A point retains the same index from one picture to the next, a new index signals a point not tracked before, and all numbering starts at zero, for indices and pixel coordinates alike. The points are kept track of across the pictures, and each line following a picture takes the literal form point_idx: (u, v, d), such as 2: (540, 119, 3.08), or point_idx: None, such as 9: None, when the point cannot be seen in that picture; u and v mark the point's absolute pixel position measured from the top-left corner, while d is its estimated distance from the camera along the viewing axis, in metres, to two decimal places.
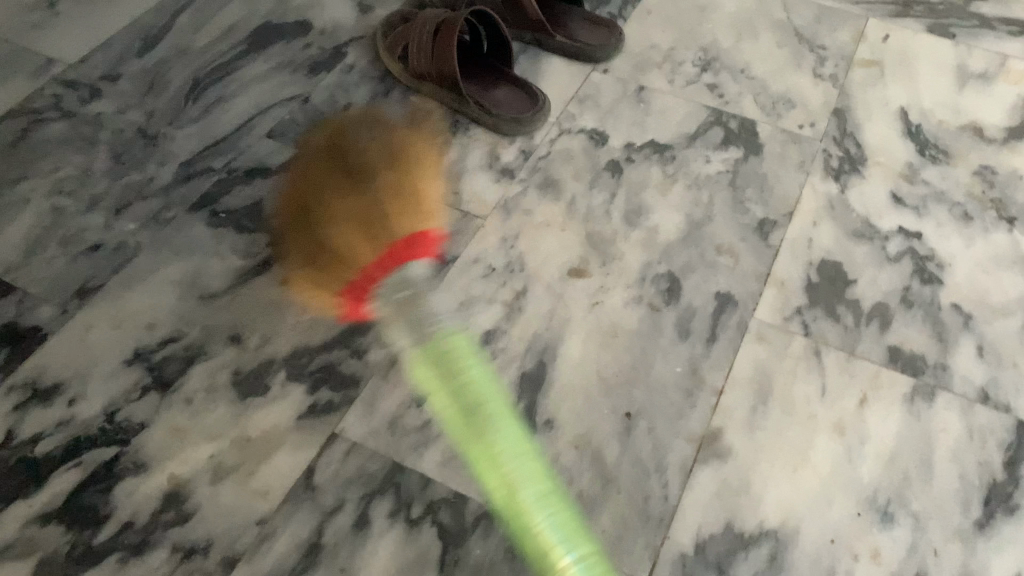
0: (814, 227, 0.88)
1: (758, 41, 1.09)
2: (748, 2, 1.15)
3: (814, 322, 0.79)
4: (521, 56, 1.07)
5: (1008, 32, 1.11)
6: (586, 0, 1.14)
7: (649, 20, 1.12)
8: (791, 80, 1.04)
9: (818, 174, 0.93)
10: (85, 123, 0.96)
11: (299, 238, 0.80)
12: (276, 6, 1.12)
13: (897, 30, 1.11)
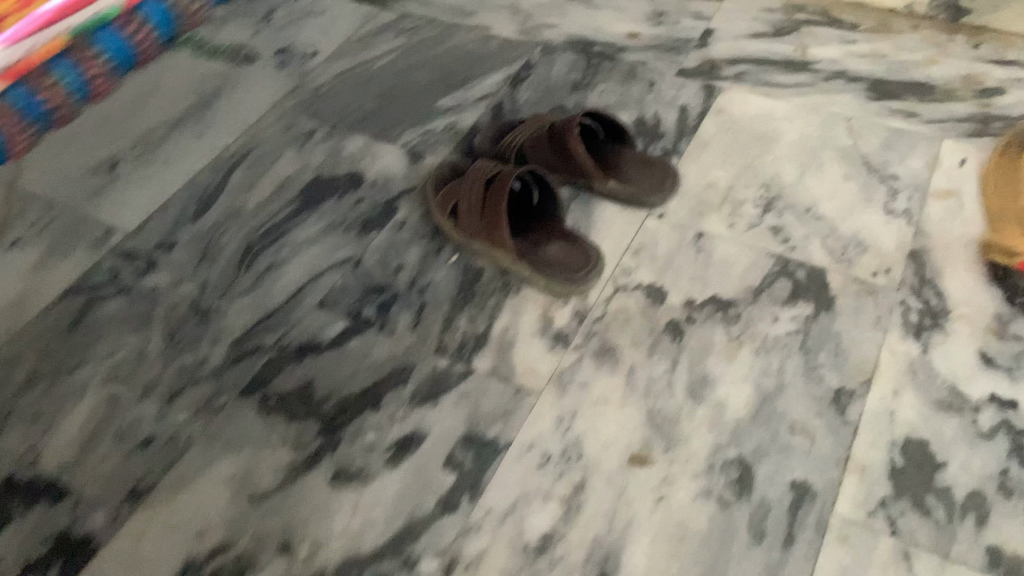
0: (897, 403, 0.81)
1: (824, 173, 1.03)
2: (811, 128, 1.09)
3: (904, 523, 0.72)
4: (574, 200, 1.04)
5: None
6: (639, 135, 1.10)
7: (706, 155, 1.07)
8: (861, 217, 0.98)
9: (899, 335, 0.86)
10: (143, 299, 0.96)
11: None
12: (327, 157, 1.12)
13: (975, 154, 1.04)
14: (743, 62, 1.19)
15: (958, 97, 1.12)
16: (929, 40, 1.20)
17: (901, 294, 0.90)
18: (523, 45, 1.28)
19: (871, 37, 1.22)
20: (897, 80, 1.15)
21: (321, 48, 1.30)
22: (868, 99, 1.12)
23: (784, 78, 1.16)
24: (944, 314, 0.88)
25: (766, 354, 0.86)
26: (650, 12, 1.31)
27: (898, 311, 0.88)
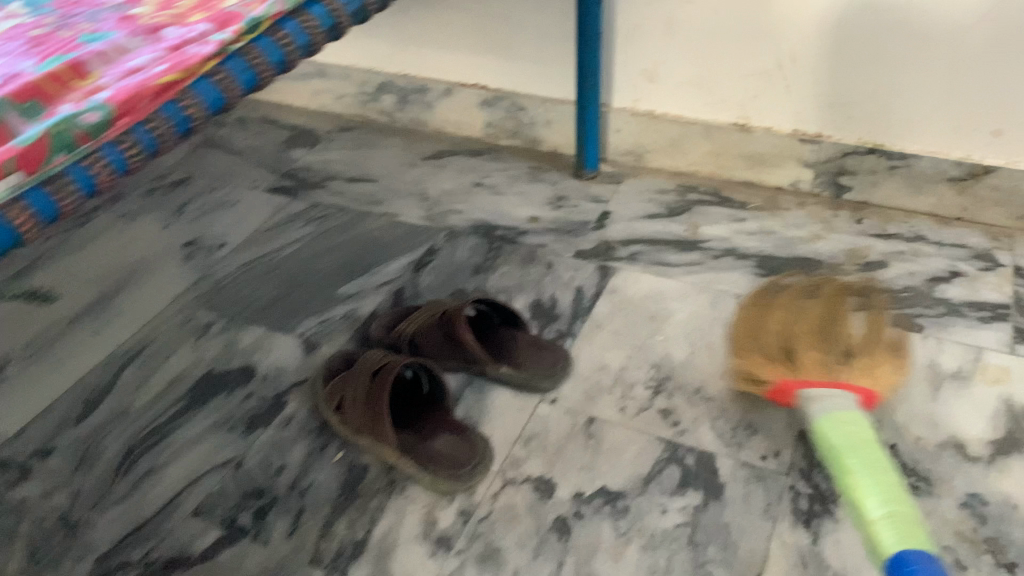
0: None
1: (714, 353, 1.04)
2: (702, 308, 1.11)
3: None
4: (466, 388, 1.02)
5: (979, 318, 1.05)
6: (534, 318, 1.11)
7: (600, 337, 1.07)
8: (749, 397, 0.97)
9: (789, 524, 0.84)
10: (8, 513, 0.91)
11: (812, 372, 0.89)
12: (222, 351, 1.11)
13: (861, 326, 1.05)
14: (637, 243, 1.23)
15: (843, 271, 1.14)
16: (814, 216, 1.25)
17: (790, 480, 0.88)
18: (428, 228, 1.30)
19: (759, 215, 1.26)
20: (784, 256, 1.18)
21: (229, 239, 1.32)
22: (757, 276, 1.15)
23: (677, 258, 1.19)
24: (833, 501, 0.86)
25: (652, 551, 0.82)
26: (550, 195, 1.36)
27: (787, 498, 0.86)
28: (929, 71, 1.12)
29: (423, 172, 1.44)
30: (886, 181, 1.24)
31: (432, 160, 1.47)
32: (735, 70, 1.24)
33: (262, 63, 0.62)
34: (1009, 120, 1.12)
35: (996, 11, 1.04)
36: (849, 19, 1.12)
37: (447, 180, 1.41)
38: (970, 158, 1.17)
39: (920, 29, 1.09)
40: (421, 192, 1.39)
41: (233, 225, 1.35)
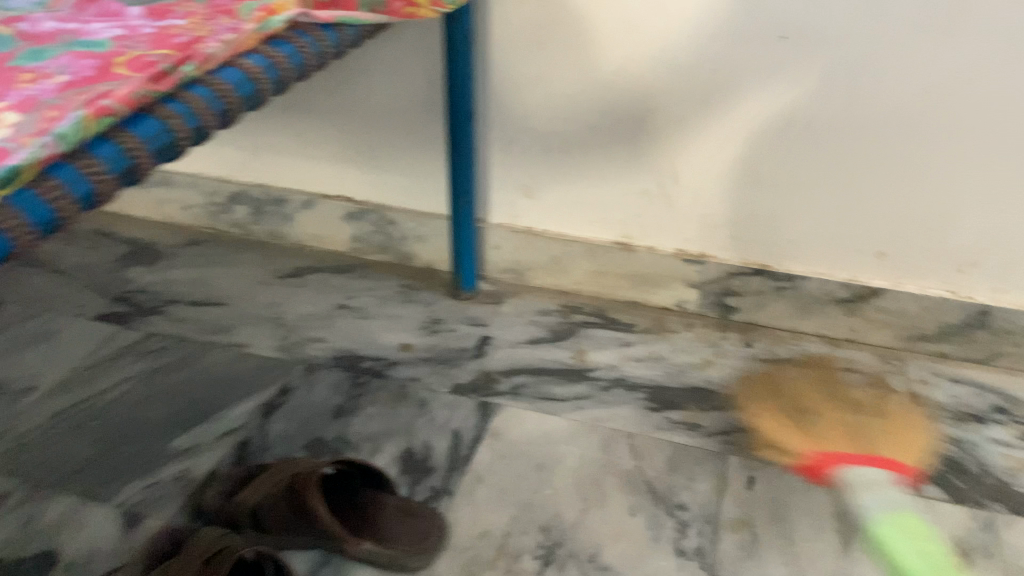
0: None
1: (608, 510, 0.91)
2: (593, 452, 0.98)
3: None
4: (321, 569, 0.85)
5: None
6: (404, 471, 0.95)
7: (481, 492, 0.92)
8: (650, 562, 0.85)
9: None
10: None
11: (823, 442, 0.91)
12: (17, 532, 0.89)
13: (762, 469, 0.96)
14: (519, 373, 1.10)
15: (738, 402, 1.06)
16: (703, 339, 1.18)
17: None
18: (283, 360, 1.13)
19: (647, 338, 1.18)
20: (676, 387, 1.09)
21: (42, 381, 1.11)
22: (650, 410, 1.05)
23: (563, 389, 1.08)
24: None
25: None
26: (423, 317, 1.22)
27: None
28: (811, 198, 1.10)
29: (280, 292, 1.28)
30: (774, 304, 1.19)
31: (291, 279, 1.31)
32: (618, 188, 1.17)
33: (18, 220, 0.46)
34: (893, 243, 1.10)
35: (877, 136, 1.02)
36: (732, 141, 1.08)
37: (307, 301, 1.26)
38: (857, 279, 1.14)
39: (801, 156, 1.07)
40: (277, 316, 1.23)
41: (48, 363, 1.14)
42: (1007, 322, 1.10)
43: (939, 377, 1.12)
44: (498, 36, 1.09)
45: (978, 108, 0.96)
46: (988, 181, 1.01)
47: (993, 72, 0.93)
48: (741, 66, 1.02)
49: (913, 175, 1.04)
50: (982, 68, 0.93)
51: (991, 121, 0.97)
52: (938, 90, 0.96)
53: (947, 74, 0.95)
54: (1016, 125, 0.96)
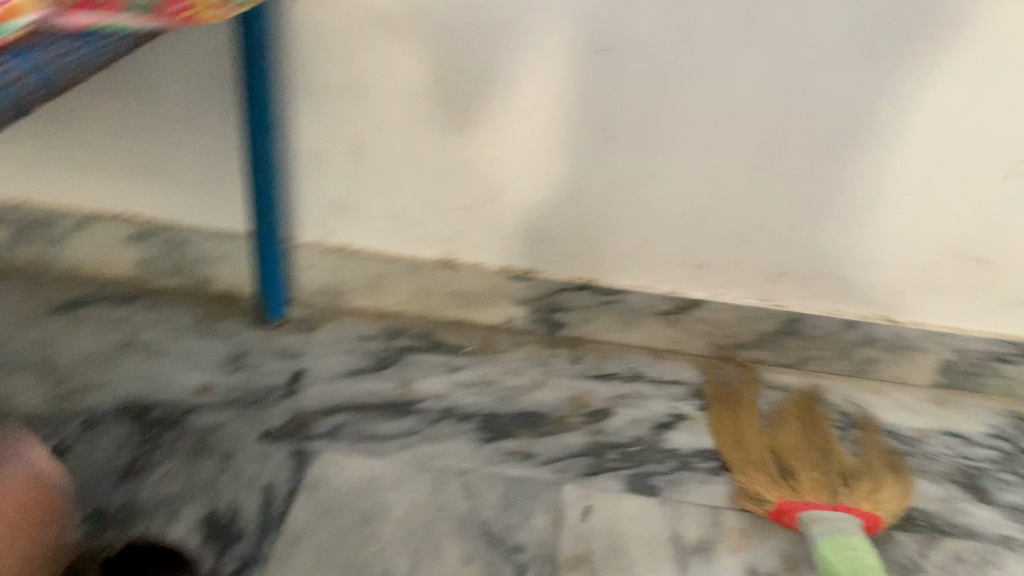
0: None
1: (442, 560, 0.83)
2: (422, 495, 0.90)
3: None
4: None
5: (709, 470, 0.99)
6: (206, 539, 0.83)
7: (298, 556, 0.82)
8: None
9: None
10: None
11: (790, 484, 0.93)
12: None
13: (598, 497, 0.93)
14: (338, 411, 1.01)
15: (569, 425, 1.03)
16: (532, 358, 1.14)
17: None
18: (54, 415, 0.97)
19: (474, 361, 1.12)
20: (506, 413, 1.03)
21: None
22: (480, 441, 0.99)
23: (387, 426, 1.00)
24: None
25: None
26: (226, 352, 1.09)
27: None
28: (634, 212, 1.08)
29: (51, 330, 1.10)
30: (601, 318, 1.17)
31: (64, 315, 1.14)
32: (437, 203, 1.10)
33: None
34: (711, 256, 1.11)
35: (696, 150, 1.02)
36: (554, 155, 1.04)
37: (85, 339, 1.09)
38: (677, 292, 1.15)
39: (622, 171, 1.04)
40: (48, 360, 1.05)
41: None
42: (814, 327, 1.14)
43: (756, 385, 1.15)
44: (300, 40, 0.98)
45: (786, 123, 0.98)
46: (795, 194, 1.04)
47: (801, 87, 0.95)
48: (561, 77, 0.97)
49: (735, 188, 1.04)
50: (791, 83, 0.95)
51: (799, 134, 0.99)
52: (748, 106, 0.97)
53: (759, 88, 0.96)
54: (822, 139, 0.99)
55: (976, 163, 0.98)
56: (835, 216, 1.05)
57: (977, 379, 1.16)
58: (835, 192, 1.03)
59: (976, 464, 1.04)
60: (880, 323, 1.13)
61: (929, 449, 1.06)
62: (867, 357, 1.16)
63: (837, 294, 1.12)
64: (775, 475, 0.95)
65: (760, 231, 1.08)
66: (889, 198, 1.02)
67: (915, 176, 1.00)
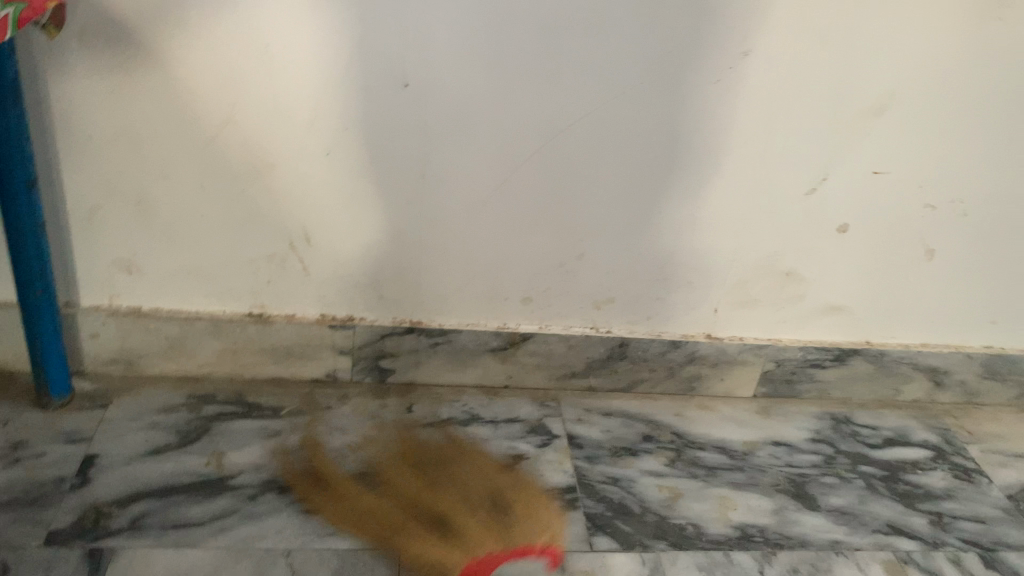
0: None
1: None
2: None
3: None
4: None
5: (551, 512, 0.96)
6: None
7: None
8: None
9: None
10: None
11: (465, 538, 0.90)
12: None
13: (438, 559, 0.87)
14: (139, 499, 0.89)
15: (403, 482, 0.96)
16: (360, 411, 1.07)
17: None
18: None
19: (296, 422, 1.03)
20: (334, 476, 0.96)
21: None
22: (306, 513, 0.90)
23: (197, 509, 0.89)
24: None
25: None
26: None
27: None
28: (455, 249, 1.03)
29: None
30: (429, 361, 1.12)
31: None
32: (240, 254, 1.01)
33: None
34: (536, 288, 1.08)
35: (512, 184, 0.99)
36: (364, 195, 0.97)
37: None
38: (507, 327, 1.11)
39: (438, 209, 1.00)
40: None
41: None
42: (642, 351, 1.15)
43: (592, 414, 1.14)
44: (61, 83, 0.86)
45: (598, 152, 0.97)
46: (614, 222, 1.03)
47: (609, 114, 0.94)
48: (367, 114, 0.91)
49: (554, 220, 1.02)
50: (597, 111, 0.94)
51: (613, 162, 0.98)
52: (559, 136, 0.95)
53: (570, 117, 0.94)
54: (635, 166, 0.99)
55: (779, 181, 1.02)
56: (654, 242, 1.05)
57: (794, 385, 1.21)
58: (652, 217, 1.03)
59: (800, 470, 1.08)
60: (703, 340, 1.15)
61: (757, 461, 1.09)
62: (694, 375, 1.18)
63: (662, 317, 1.13)
64: (428, 525, 0.91)
65: (582, 260, 1.06)
66: (701, 221, 1.04)
67: (725, 198, 1.02)
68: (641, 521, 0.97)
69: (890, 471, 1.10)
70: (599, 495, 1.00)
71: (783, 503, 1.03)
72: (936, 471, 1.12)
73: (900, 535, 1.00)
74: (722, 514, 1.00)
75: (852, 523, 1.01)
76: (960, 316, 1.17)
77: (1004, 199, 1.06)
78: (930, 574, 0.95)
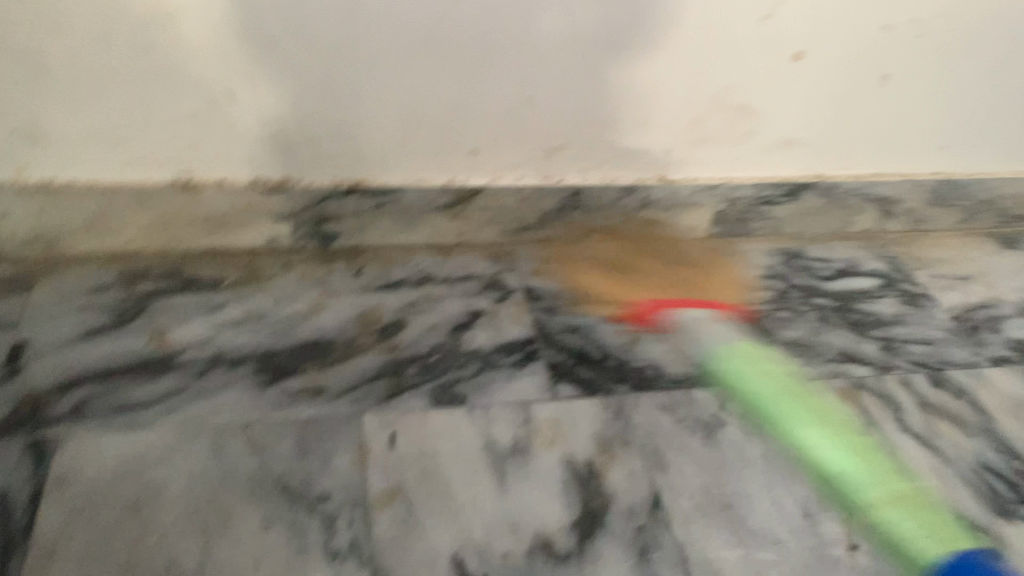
0: None
1: (237, 534, 0.73)
2: (201, 463, 0.78)
3: None
4: None
5: (513, 364, 0.95)
6: None
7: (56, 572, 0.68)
8: None
9: None
10: None
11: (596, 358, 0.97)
12: None
13: (402, 420, 0.86)
14: (81, 384, 0.84)
15: (359, 347, 0.93)
16: (307, 278, 1.02)
17: None
18: None
19: (240, 294, 0.98)
20: (286, 345, 0.92)
21: None
22: (261, 385, 0.87)
23: (144, 390, 0.85)
24: None
25: None
26: None
27: None
28: (393, 97, 0.95)
29: None
30: (375, 223, 1.06)
31: None
32: (155, 116, 0.92)
33: None
34: (484, 138, 1.02)
35: (450, 22, 0.90)
36: (287, 41, 0.88)
37: None
38: (455, 181, 1.06)
39: (372, 53, 0.91)
40: None
41: None
42: (596, 198, 1.11)
43: (547, 266, 1.11)
44: None
45: None
46: (562, 60, 0.96)
47: None
48: None
49: (498, 61, 0.95)
50: None
51: None
52: None
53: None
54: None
55: (735, 8, 0.95)
56: (604, 80, 1.00)
57: (747, 223, 1.20)
58: (603, 53, 0.97)
59: (756, 307, 1.09)
60: (656, 184, 1.12)
61: (714, 300, 1.09)
62: (648, 220, 1.16)
63: (613, 162, 1.09)
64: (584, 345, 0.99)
65: (531, 103, 1.00)
66: (653, 55, 0.98)
67: (678, 28, 0.96)
68: (603, 368, 0.97)
69: (842, 301, 1.12)
70: (560, 345, 0.99)
71: (741, 339, 1.03)
72: (886, 298, 1.14)
73: (854, 362, 1.02)
74: (682, 355, 1.00)
75: (808, 353, 1.03)
76: (910, 143, 1.16)
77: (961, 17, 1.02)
78: (882, 396, 0.98)
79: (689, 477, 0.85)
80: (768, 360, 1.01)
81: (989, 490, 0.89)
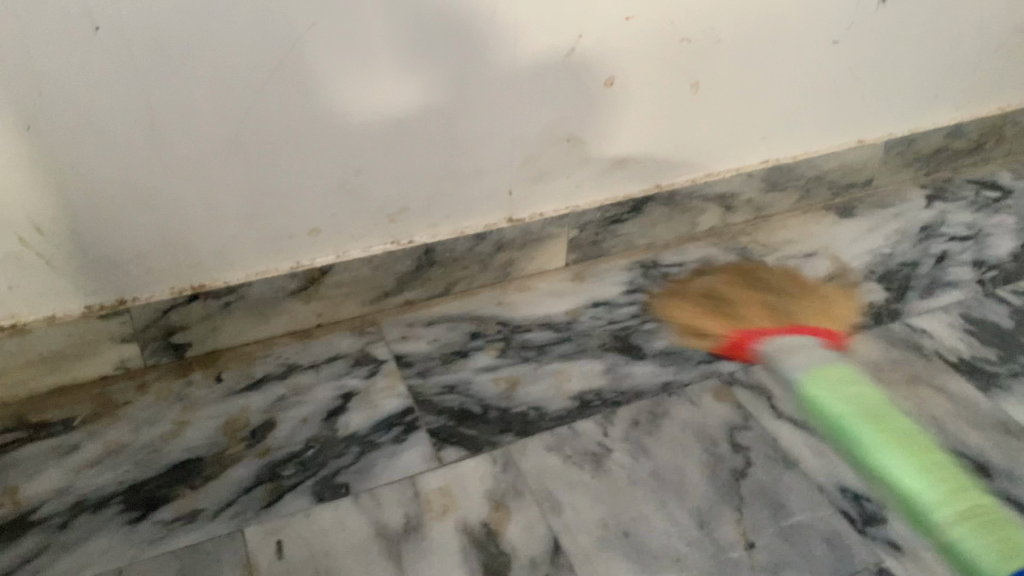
0: None
1: None
2: None
3: None
4: None
5: (394, 439, 0.93)
6: None
7: None
8: None
9: None
10: None
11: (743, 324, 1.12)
12: None
13: (286, 525, 0.83)
14: None
15: (231, 458, 0.90)
16: (167, 397, 0.97)
17: None
18: None
19: (94, 430, 0.93)
20: (153, 474, 0.88)
21: None
22: (132, 523, 0.83)
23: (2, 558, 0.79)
24: None
25: None
26: None
27: None
28: (218, 197, 0.93)
29: None
30: (228, 323, 1.03)
31: None
32: None
33: None
34: (322, 217, 1.01)
35: (259, 114, 0.89)
36: (93, 164, 0.85)
37: None
38: (301, 264, 1.04)
39: (184, 159, 0.89)
40: None
41: None
42: (449, 252, 1.12)
43: (415, 328, 1.10)
44: None
45: (345, 59, 0.89)
46: (383, 128, 0.97)
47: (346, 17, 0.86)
48: (60, 70, 0.78)
49: (319, 142, 0.94)
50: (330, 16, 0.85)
51: (364, 67, 0.90)
52: (296, 51, 0.86)
53: (301, 26, 0.85)
54: (387, 65, 0.91)
55: (540, 49, 0.98)
56: (429, 139, 1.00)
57: (601, 245, 1.23)
58: (422, 113, 0.98)
59: (623, 325, 1.11)
60: (506, 226, 1.14)
61: (584, 328, 1.11)
62: (506, 261, 1.17)
63: (459, 213, 1.10)
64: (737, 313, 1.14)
65: (363, 175, 1.00)
66: (472, 106, 1.00)
67: (487, 77, 0.98)
68: (485, 422, 0.96)
69: (702, 302, 1.16)
70: (439, 407, 0.98)
71: (614, 361, 1.05)
72: None
73: (722, 360, 1.06)
74: (560, 390, 1.01)
75: (679, 361, 1.06)
76: (734, 141, 1.22)
77: (752, 17, 1.08)
78: (754, 388, 1.01)
79: (585, 514, 0.85)
80: (643, 377, 1.03)
81: (865, 457, 0.93)
